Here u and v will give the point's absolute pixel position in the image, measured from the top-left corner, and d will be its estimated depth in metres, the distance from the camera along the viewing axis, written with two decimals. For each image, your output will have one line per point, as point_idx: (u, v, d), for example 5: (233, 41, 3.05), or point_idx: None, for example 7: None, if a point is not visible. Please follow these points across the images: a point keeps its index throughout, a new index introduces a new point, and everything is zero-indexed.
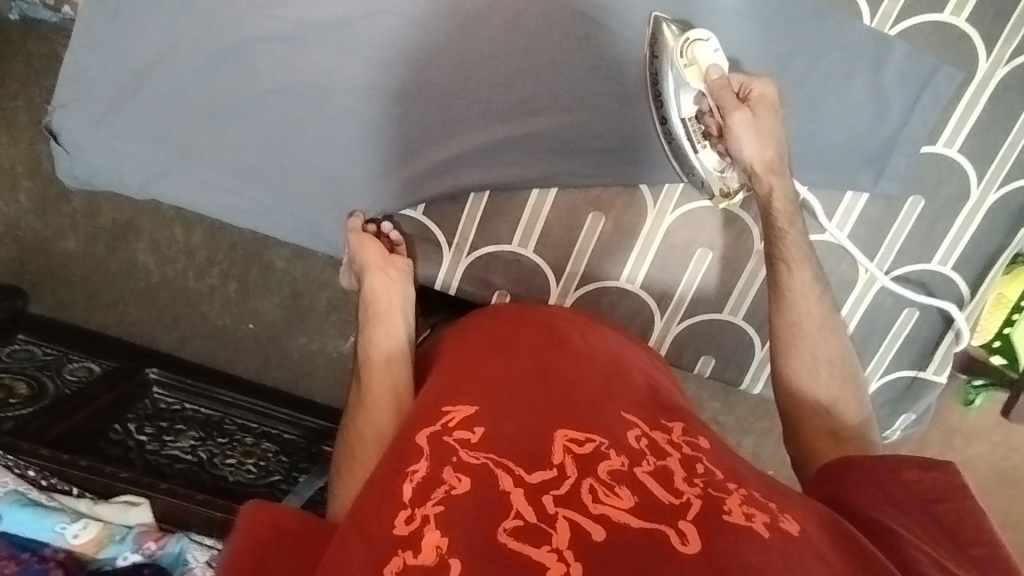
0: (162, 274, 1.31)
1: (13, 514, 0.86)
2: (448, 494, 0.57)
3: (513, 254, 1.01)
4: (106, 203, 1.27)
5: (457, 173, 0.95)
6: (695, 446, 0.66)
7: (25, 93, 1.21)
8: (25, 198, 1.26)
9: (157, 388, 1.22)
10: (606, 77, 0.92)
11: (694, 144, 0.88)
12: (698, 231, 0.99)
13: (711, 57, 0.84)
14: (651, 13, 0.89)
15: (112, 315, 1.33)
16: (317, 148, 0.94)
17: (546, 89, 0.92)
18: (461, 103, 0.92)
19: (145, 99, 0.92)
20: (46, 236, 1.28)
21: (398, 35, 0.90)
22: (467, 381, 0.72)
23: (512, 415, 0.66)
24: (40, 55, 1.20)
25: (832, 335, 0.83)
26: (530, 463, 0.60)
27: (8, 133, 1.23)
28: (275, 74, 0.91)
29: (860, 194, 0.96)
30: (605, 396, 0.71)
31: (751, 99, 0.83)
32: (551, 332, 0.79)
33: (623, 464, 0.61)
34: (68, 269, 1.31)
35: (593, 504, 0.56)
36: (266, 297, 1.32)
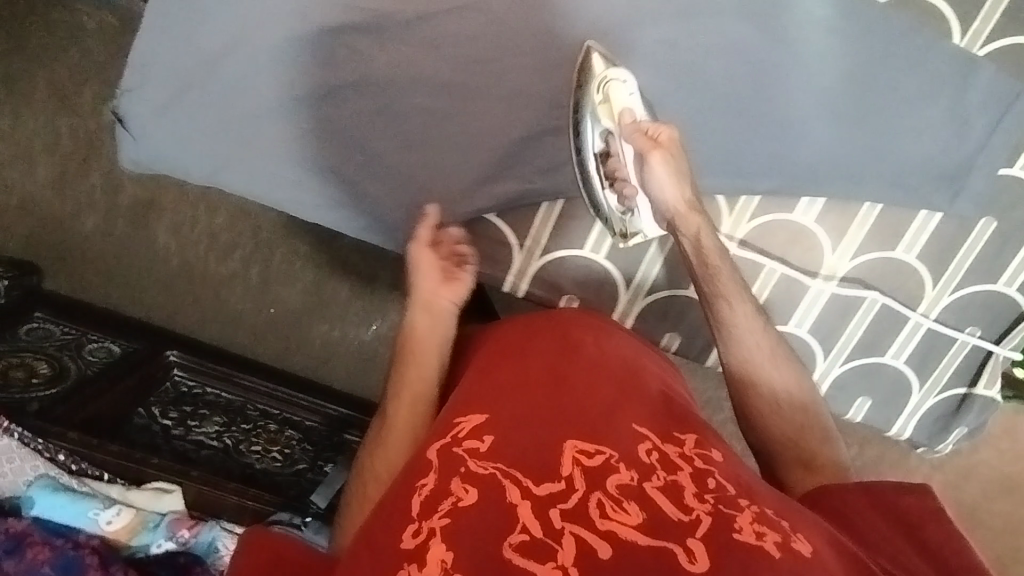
0: (183, 256, 1.28)
1: (45, 499, 0.85)
2: (456, 504, 0.58)
3: (585, 259, 1.00)
4: (128, 181, 1.24)
5: (512, 174, 0.92)
6: (708, 459, 0.66)
7: (47, 64, 1.18)
8: (43, 172, 1.22)
9: (177, 370, 1.20)
10: (676, 79, 0.87)
11: (601, 181, 0.90)
12: (772, 243, 0.96)
13: (625, 100, 0.83)
14: (584, 41, 0.85)
15: (129, 296, 1.30)
16: (355, 144, 0.88)
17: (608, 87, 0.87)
18: (517, 101, 0.87)
19: (212, 89, 0.85)
20: (63, 213, 1.25)
21: (479, 34, 0.84)
22: (476, 393, 0.73)
23: (519, 423, 0.66)
24: (63, 25, 1.16)
25: (781, 364, 0.81)
26: (538, 475, 0.60)
27: (29, 105, 1.19)
28: (355, 66, 0.85)
29: (934, 212, 0.93)
30: (617, 407, 0.70)
31: (659, 142, 0.80)
32: (563, 341, 0.78)
33: (631, 477, 0.61)
34: (85, 248, 1.27)
35: (601, 519, 0.56)
36: (290, 283, 1.30)
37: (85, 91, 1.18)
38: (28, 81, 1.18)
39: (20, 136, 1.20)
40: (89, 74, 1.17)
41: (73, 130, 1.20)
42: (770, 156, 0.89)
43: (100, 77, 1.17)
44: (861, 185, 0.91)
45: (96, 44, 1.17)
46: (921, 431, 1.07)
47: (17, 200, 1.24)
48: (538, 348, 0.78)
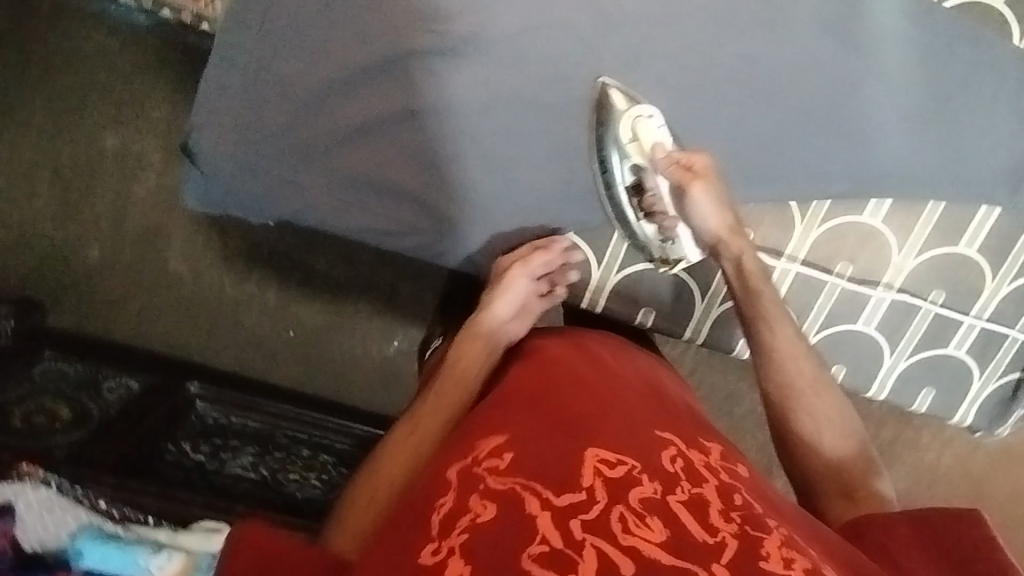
0: (196, 282, 1.24)
1: (93, 551, 0.82)
2: (474, 522, 0.52)
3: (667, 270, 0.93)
4: (133, 207, 1.19)
5: (561, 190, 0.87)
6: (731, 474, 0.59)
7: (45, 91, 1.15)
8: (44, 203, 1.18)
9: (200, 402, 1.14)
10: (748, 88, 0.83)
11: (636, 213, 0.89)
12: (842, 246, 0.92)
13: (654, 134, 0.83)
14: (598, 77, 0.82)
15: (139, 327, 1.25)
16: (391, 153, 0.83)
17: (666, 85, 0.83)
18: (565, 100, 0.83)
19: (275, 118, 0.80)
20: (71, 244, 1.20)
21: (545, 51, 0.80)
22: (496, 408, 0.65)
23: (544, 433, 0.59)
24: (60, 49, 1.15)
25: (825, 392, 0.76)
26: (559, 484, 0.53)
27: (29, 133, 1.16)
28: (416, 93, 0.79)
29: (993, 208, 0.90)
30: (635, 415, 0.63)
31: (696, 173, 0.80)
32: (585, 361, 0.72)
33: (656, 489, 0.54)
34: (91, 280, 1.22)
35: (623, 534, 0.49)
36: (309, 302, 1.26)
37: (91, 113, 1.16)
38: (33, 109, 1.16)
39: (19, 167, 1.17)
40: (90, 101, 1.16)
41: (75, 158, 1.17)
42: (842, 166, 0.87)
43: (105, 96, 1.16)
44: (929, 185, 0.88)
45: (98, 64, 1.15)
46: (981, 416, 1.01)
47: (17, 234, 1.19)
48: (562, 360, 0.72)
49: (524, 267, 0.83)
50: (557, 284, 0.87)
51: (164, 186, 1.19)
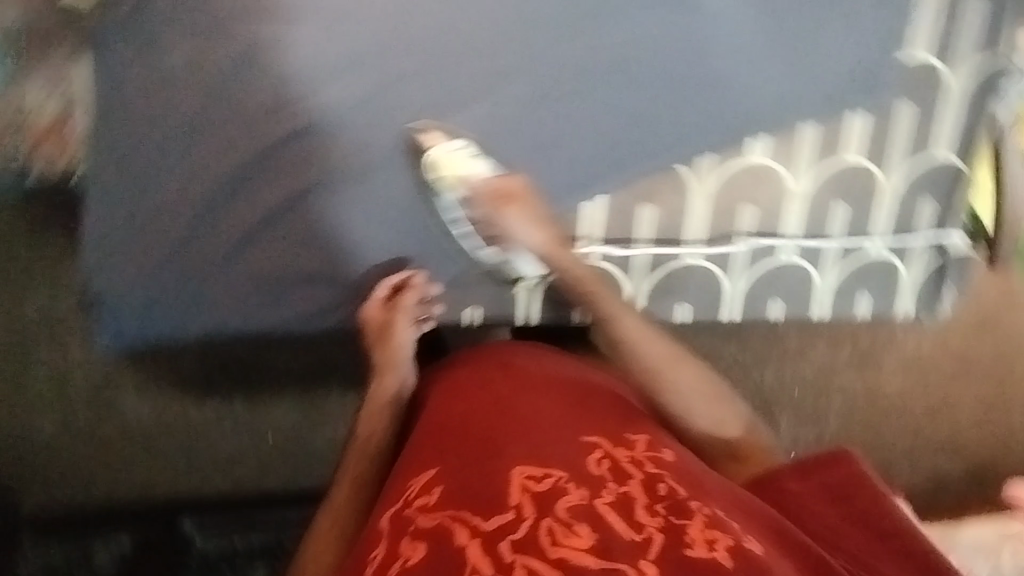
0: (159, 420, 1.17)
1: None
2: (407, 564, 0.53)
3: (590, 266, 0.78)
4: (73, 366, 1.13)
5: (421, 226, 0.79)
6: (658, 462, 0.60)
7: None
8: None
9: (195, 537, 1.10)
10: (588, 75, 0.75)
11: (475, 247, 0.80)
12: (749, 189, 0.77)
13: (468, 164, 0.75)
14: (404, 122, 0.76)
15: (115, 484, 1.17)
16: (228, 231, 0.78)
17: (503, 86, 0.75)
18: (392, 126, 0.76)
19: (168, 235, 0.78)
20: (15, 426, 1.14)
21: (416, 73, 0.75)
22: (422, 445, 0.65)
23: (468, 462, 0.60)
24: None
25: (679, 365, 0.73)
26: (485, 510, 0.55)
27: None
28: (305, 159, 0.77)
29: (901, 99, 0.76)
30: (560, 423, 0.64)
31: (512, 197, 0.74)
32: (508, 372, 0.70)
33: (583, 496, 0.55)
34: (51, 453, 1.15)
35: (552, 547, 0.50)
36: (278, 403, 1.17)
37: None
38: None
39: None
40: None
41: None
42: (730, 113, 0.74)
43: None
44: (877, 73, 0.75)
45: None
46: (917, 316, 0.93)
47: None
48: (482, 378, 0.70)
49: (400, 321, 0.77)
50: (426, 318, 0.80)
51: (48, 332, 1.12)
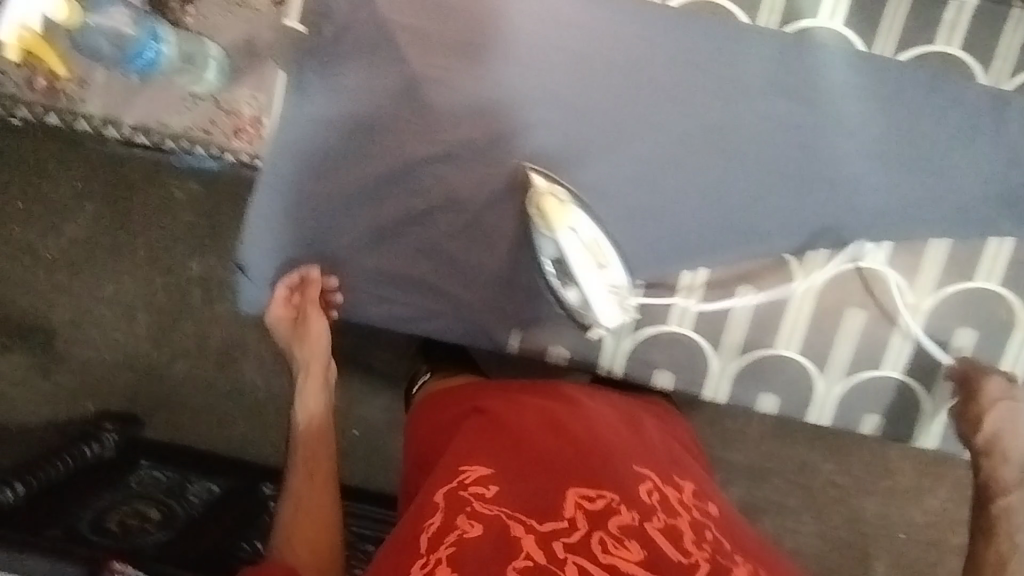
0: (269, 388, 1.34)
1: None
2: (462, 538, 0.64)
3: (670, 332, 0.87)
4: (215, 326, 1.34)
5: (514, 253, 0.82)
6: (704, 511, 0.70)
7: (131, 230, 1.30)
8: (142, 328, 1.34)
9: (273, 503, 1.22)
10: (717, 152, 0.79)
11: (559, 281, 0.82)
12: (850, 293, 0.84)
13: (575, 208, 0.78)
14: (520, 159, 0.78)
15: (218, 433, 1.36)
16: (362, 225, 0.82)
17: (642, 126, 0.78)
18: (513, 140, 0.78)
19: (318, 221, 0.82)
20: (158, 361, 1.35)
21: (551, 108, 0.77)
22: (470, 440, 0.76)
23: (525, 468, 0.70)
24: (154, 194, 1.29)
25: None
26: (541, 513, 0.65)
27: (128, 269, 1.32)
28: (438, 182, 0.80)
29: (1005, 239, 0.81)
30: (614, 451, 0.73)
31: (605, 261, 0.80)
32: (564, 405, 0.80)
33: (633, 517, 0.65)
34: (182, 392, 1.36)
35: (602, 555, 0.61)
36: (371, 402, 1.26)
37: (107, 233, 1.30)
38: (47, 237, 1.30)
39: (121, 299, 1.33)
40: (178, 237, 1.31)
41: (167, 286, 1.33)
42: (840, 211, 0.80)
43: (117, 211, 1.30)
44: (971, 202, 0.79)
45: (172, 201, 1.30)
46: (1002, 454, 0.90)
47: (121, 359, 1.35)
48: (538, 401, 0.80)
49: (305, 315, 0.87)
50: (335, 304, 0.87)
51: (202, 293, 1.33)
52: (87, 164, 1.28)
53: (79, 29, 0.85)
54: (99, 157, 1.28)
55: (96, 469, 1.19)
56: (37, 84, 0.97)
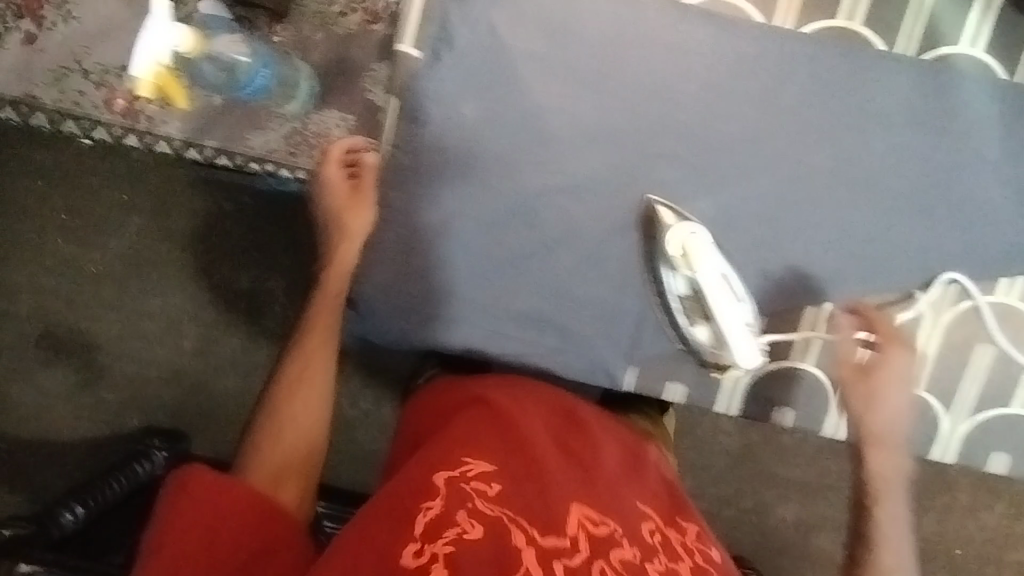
0: None
1: None
2: (461, 537, 0.59)
3: (790, 368, 0.82)
4: (262, 340, 1.29)
5: (650, 283, 0.77)
6: (706, 556, 0.67)
7: (179, 245, 1.26)
8: (189, 342, 1.29)
9: None
10: (832, 185, 0.76)
11: (687, 320, 0.77)
12: (973, 331, 0.79)
13: (708, 250, 0.75)
14: (646, 197, 0.76)
15: None
16: (491, 251, 0.77)
17: (819, 146, 0.76)
18: (659, 172, 0.76)
19: (452, 260, 0.76)
20: (204, 376, 1.30)
21: (711, 118, 0.76)
22: (468, 427, 0.69)
23: (531, 474, 0.66)
24: (205, 212, 1.25)
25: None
26: (542, 527, 0.61)
27: (175, 282, 1.27)
28: (562, 221, 0.77)
29: None
30: (617, 481, 0.69)
31: (740, 296, 0.76)
32: (567, 417, 0.74)
33: (634, 553, 0.62)
34: (227, 407, 1.30)
35: None
36: None
37: (155, 244, 1.26)
38: (91, 249, 1.25)
39: (167, 313, 1.28)
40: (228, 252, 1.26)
41: (214, 301, 1.28)
42: (954, 232, 0.77)
43: (165, 224, 1.25)
44: None
45: (222, 219, 1.25)
46: None
47: (166, 372, 1.29)
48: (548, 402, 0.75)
49: (354, 188, 0.77)
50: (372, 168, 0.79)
51: (250, 310, 1.28)
52: (134, 174, 1.23)
53: (196, 58, 0.79)
54: (147, 167, 1.24)
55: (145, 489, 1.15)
56: (118, 102, 0.79)
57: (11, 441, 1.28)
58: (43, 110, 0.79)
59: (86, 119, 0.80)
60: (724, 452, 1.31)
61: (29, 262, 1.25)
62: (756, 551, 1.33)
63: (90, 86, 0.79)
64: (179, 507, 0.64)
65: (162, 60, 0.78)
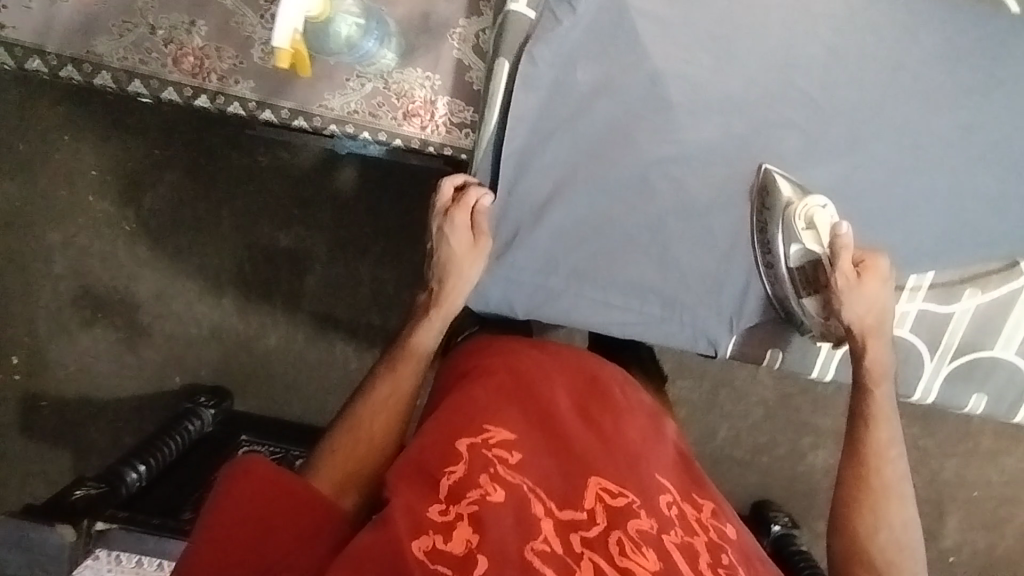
0: (363, 364, 1.14)
1: None
2: (484, 498, 0.49)
3: (905, 350, 0.74)
4: (305, 294, 1.13)
5: (763, 250, 0.69)
6: (722, 532, 0.56)
7: (211, 194, 1.11)
8: (229, 299, 1.13)
9: None
10: (960, 151, 0.67)
11: (799, 290, 0.70)
12: None
13: (830, 221, 0.68)
14: (762, 164, 0.67)
15: (311, 406, 1.16)
16: (599, 212, 0.68)
17: (960, 103, 0.66)
18: (777, 129, 0.66)
19: (555, 224, 0.68)
20: (246, 334, 1.14)
21: (860, 53, 0.64)
22: (485, 393, 0.59)
23: (554, 441, 0.56)
24: (242, 162, 1.10)
25: (896, 504, 0.63)
26: (560, 498, 0.52)
27: (211, 234, 1.12)
28: (670, 192, 0.67)
29: None
30: (639, 449, 0.59)
31: (869, 327, 0.67)
32: (590, 383, 0.64)
33: (653, 525, 0.51)
34: (271, 368, 1.15)
35: (619, 557, 0.48)
36: None
37: (190, 201, 1.11)
38: (124, 207, 1.11)
39: (204, 269, 1.13)
40: (267, 203, 1.11)
41: (254, 255, 1.12)
42: None
43: (200, 174, 1.10)
44: None
45: (257, 170, 1.10)
46: None
47: (206, 330, 1.14)
48: (569, 369, 0.65)
49: (465, 240, 0.66)
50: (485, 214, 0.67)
51: (290, 264, 1.12)
52: (165, 127, 1.09)
53: (327, 22, 0.64)
54: (178, 116, 1.09)
55: (204, 450, 1.04)
56: (186, 60, 0.70)
57: (50, 402, 1.15)
58: (110, 71, 0.70)
59: (155, 79, 0.71)
60: (760, 401, 1.16)
61: (58, 220, 1.11)
62: (786, 503, 1.18)
63: (158, 43, 0.70)
64: (232, 492, 0.51)
65: (298, 28, 0.61)
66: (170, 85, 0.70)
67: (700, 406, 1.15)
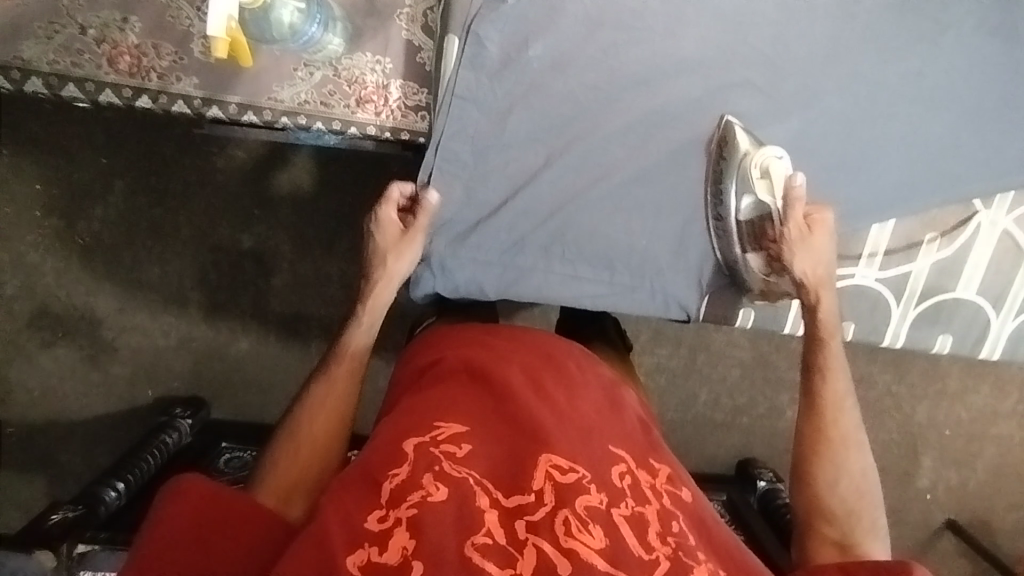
0: None
1: None
2: (423, 500, 0.48)
3: (873, 296, 0.77)
4: (274, 296, 1.10)
5: (714, 201, 0.69)
6: (677, 498, 0.55)
7: (165, 201, 1.07)
8: (195, 307, 1.10)
9: None
10: (915, 98, 0.68)
11: (745, 245, 0.71)
12: (1001, 237, 0.75)
13: (784, 173, 0.68)
14: (723, 114, 0.67)
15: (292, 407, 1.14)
16: (561, 184, 0.67)
17: (910, 51, 0.67)
18: (735, 90, 0.66)
19: (516, 203, 0.67)
20: (216, 342, 1.12)
21: (810, 10, 0.65)
22: (440, 392, 0.58)
23: (505, 428, 0.55)
24: (196, 167, 1.06)
25: (854, 452, 0.65)
26: (507, 485, 0.51)
27: (169, 241, 1.08)
28: (633, 159, 0.67)
29: None
30: (592, 424, 0.58)
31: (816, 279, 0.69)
32: (545, 360, 0.64)
33: (601, 500, 0.51)
34: (245, 373, 1.13)
35: (565, 537, 0.48)
36: None
37: (143, 209, 1.07)
38: (74, 220, 1.07)
39: (166, 279, 1.09)
40: (224, 206, 1.07)
41: (218, 259, 1.09)
42: None
43: (150, 180, 1.06)
44: None
45: (211, 173, 1.06)
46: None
47: (174, 341, 1.11)
48: (523, 353, 0.64)
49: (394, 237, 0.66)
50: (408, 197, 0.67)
51: (255, 266, 1.09)
52: (108, 134, 1.05)
53: (264, 8, 0.65)
54: (122, 121, 1.05)
55: (184, 460, 1.00)
56: (122, 59, 0.67)
57: (16, 427, 1.11)
58: (41, 76, 0.66)
59: (90, 82, 0.67)
60: (737, 362, 1.17)
61: (3, 240, 1.06)
62: (768, 460, 1.21)
63: (89, 44, 0.66)
64: (165, 514, 0.52)
65: (233, 15, 0.64)
66: (108, 87, 0.67)
67: (679, 372, 1.16)
